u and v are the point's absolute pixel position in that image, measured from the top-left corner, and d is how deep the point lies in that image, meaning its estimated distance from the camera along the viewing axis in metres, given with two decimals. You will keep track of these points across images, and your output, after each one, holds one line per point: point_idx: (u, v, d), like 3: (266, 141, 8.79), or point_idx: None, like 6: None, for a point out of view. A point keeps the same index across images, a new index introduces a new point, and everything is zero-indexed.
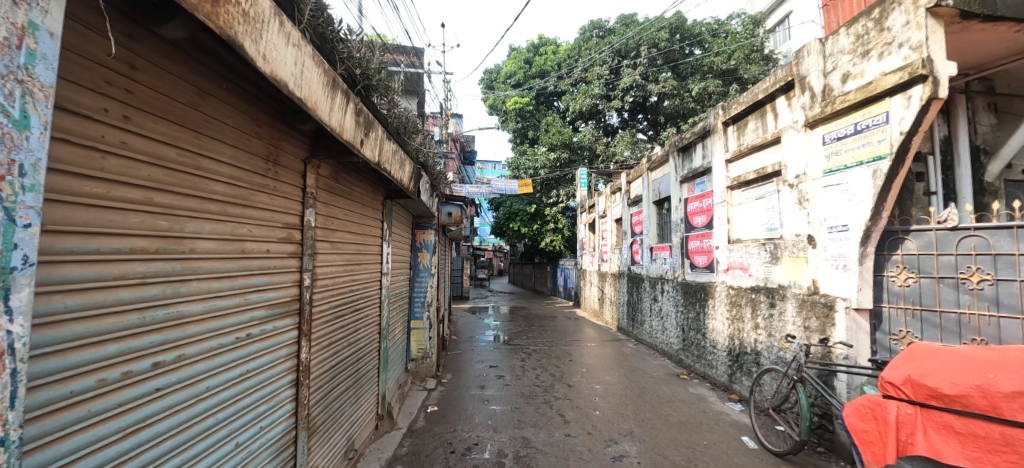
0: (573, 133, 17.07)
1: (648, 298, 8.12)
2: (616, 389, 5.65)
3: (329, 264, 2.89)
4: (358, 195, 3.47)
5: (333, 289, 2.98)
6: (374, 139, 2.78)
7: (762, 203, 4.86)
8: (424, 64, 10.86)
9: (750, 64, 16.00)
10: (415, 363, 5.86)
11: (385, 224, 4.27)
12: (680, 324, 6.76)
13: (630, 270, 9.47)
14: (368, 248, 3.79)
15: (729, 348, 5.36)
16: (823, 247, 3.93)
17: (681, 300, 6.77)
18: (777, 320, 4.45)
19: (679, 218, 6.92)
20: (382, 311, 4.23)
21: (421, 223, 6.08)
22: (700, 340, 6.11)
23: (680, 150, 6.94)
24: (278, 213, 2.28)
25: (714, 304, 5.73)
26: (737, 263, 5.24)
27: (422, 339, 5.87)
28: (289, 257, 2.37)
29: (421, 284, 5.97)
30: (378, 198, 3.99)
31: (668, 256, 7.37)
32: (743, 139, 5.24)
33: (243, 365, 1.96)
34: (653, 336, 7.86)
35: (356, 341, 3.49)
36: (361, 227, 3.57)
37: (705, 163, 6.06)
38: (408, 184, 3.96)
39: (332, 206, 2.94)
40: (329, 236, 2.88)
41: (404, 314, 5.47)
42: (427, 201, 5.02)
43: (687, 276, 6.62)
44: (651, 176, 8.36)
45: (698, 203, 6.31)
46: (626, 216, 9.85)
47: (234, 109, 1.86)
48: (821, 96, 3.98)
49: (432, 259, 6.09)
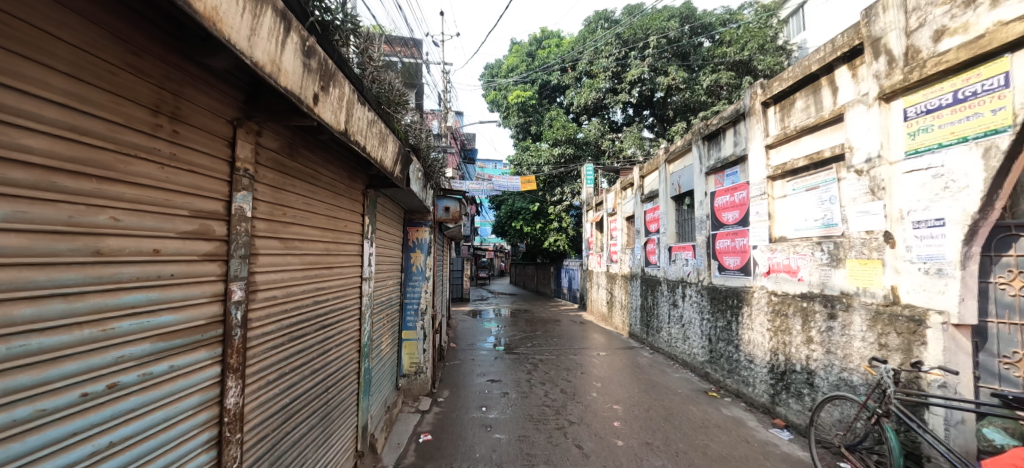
0: (578, 128, 16.33)
1: (666, 303, 7.38)
2: (638, 410, 4.90)
3: (280, 268, 2.13)
4: (327, 179, 2.70)
5: (288, 302, 2.23)
6: (337, 98, 2.03)
7: (815, 195, 4.11)
8: (421, 51, 10.05)
9: (765, 55, 15.30)
10: (406, 380, 5.11)
11: (368, 218, 3.50)
12: (706, 334, 6.00)
13: (644, 272, 8.71)
14: (343, 247, 3.03)
15: (771, 364, 4.61)
16: (905, 247, 3.19)
17: (707, 307, 6.02)
18: (839, 335, 3.70)
19: (704, 214, 6.17)
20: (365, 324, 3.48)
21: (414, 219, 5.26)
22: (732, 353, 5.36)
23: (706, 139, 6.17)
24: (185, 195, 1.53)
25: (750, 313, 4.98)
26: (781, 266, 4.48)
27: (415, 352, 5.12)
28: (203, 261, 1.61)
29: (414, 289, 5.20)
30: (356, 185, 3.23)
31: (691, 257, 6.60)
32: (790, 121, 4.48)
33: (100, 435, 1.23)
34: (672, 346, 7.10)
35: (327, 367, 2.75)
36: (331, 221, 2.81)
37: (737, 152, 5.32)
38: (393, 170, 3.20)
39: (285, 190, 2.19)
40: (278, 230, 2.12)
41: (393, 324, 4.71)
42: (419, 193, 4.28)
43: (715, 280, 5.87)
44: (669, 170, 7.58)
45: (729, 197, 5.56)
46: (638, 214, 9.08)
47: (71, 13, 1.13)
48: (903, 60, 3.23)
49: (426, 260, 5.30)
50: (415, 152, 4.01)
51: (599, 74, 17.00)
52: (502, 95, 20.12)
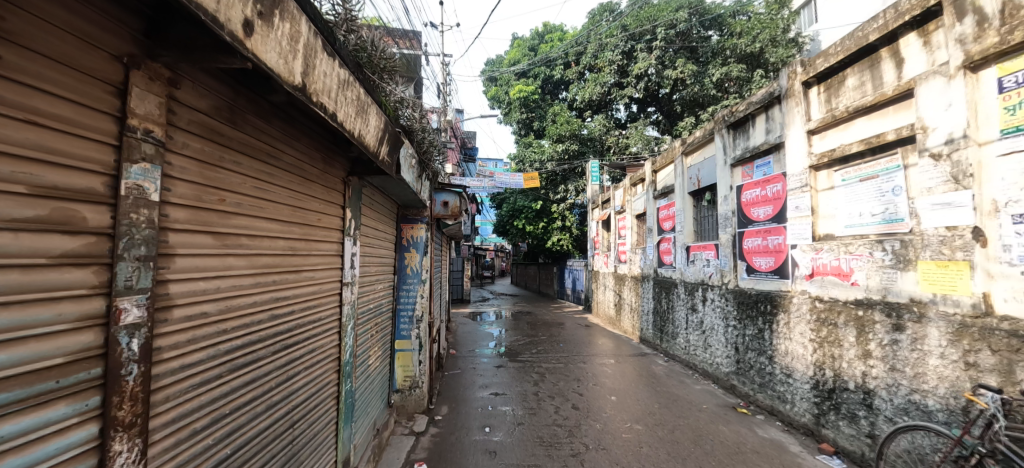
0: (582, 123, 15.74)
1: (683, 307, 6.81)
2: (662, 431, 4.34)
3: (214, 273, 1.57)
4: (293, 160, 2.14)
5: (227, 320, 1.65)
6: (287, 37, 1.45)
7: (874, 186, 3.54)
8: (420, 40, 9.51)
9: (777, 47, 14.82)
10: (400, 395, 4.54)
11: (350, 212, 2.93)
12: (732, 342, 5.42)
13: (657, 273, 8.14)
14: (317, 247, 2.47)
15: (814, 380, 4.03)
16: (1002, 246, 2.63)
17: (732, 313, 5.44)
18: (908, 350, 3.14)
19: (729, 210, 5.60)
20: (347, 338, 2.91)
21: (409, 215, 4.68)
22: (765, 365, 4.78)
23: (732, 127, 5.59)
24: (22, 159, 1.00)
25: (787, 321, 4.40)
26: (828, 268, 3.90)
27: (409, 364, 4.54)
28: (56, 266, 1.05)
29: (408, 294, 4.62)
30: (334, 171, 2.67)
31: (714, 257, 6.01)
32: (840, 101, 3.90)
33: None
34: (691, 354, 6.52)
35: (293, 397, 2.19)
36: (301, 214, 2.25)
37: (771, 139, 4.75)
38: (380, 152, 2.63)
39: (224, 168, 1.63)
40: (211, 222, 1.55)
41: (384, 334, 4.14)
42: (413, 183, 3.70)
43: (742, 283, 5.29)
44: (686, 163, 7.00)
45: (760, 191, 4.98)
46: (650, 211, 8.49)
47: None
48: (998, 19, 2.67)
49: (423, 261, 4.70)
50: (408, 136, 3.44)
51: (604, 67, 16.46)
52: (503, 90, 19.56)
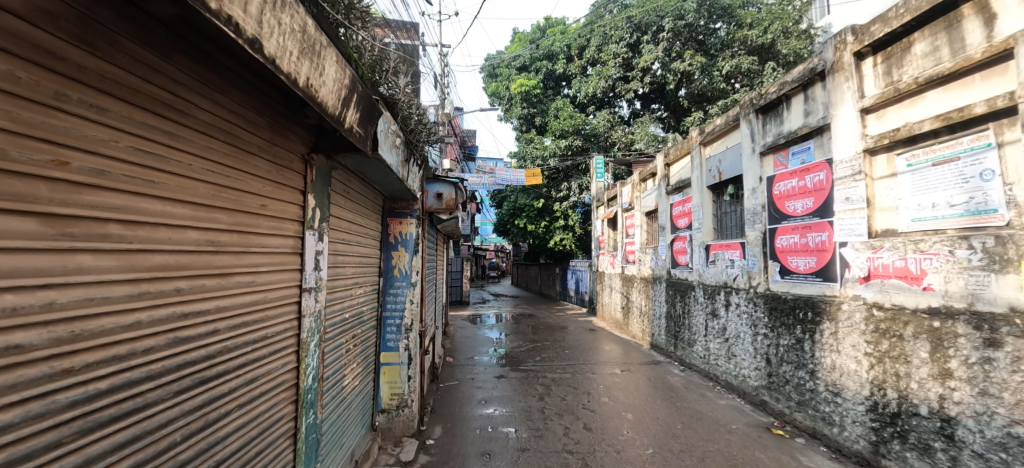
0: (586, 118, 15.12)
1: (702, 312, 6.19)
2: (690, 458, 3.72)
3: (37, 281, 0.99)
4: (215, 118, 1.55)
5: (77, 354, 1.08)
6: None
7: (953, 170, 2.97)
8: (416, 27, 8.96)
9: (788, 38, 14.29)
10: (386, 416, 3.93)
11: (314, 199, 2.33)
12: (762, 353, 4.81)
13: (670, 274, 7.53)
14: (262, 241, 1.88)
15: (871, 401, 3.44)
16: None
17: (762, 320, 4.82)
18: (1009, 371, 2.56)
19: (758, 204, 4.99)
20: (311, 358, 2.31)
21: (396, 208, 4.06)
22: (805, 381, 4.17)
23: (761, 111, 4.98)
24: None
25: (835, 331, 3.79)
26: (890, 270, 3.29)
27: (397, 381, 3.94)
28: None
29: (396, 300, 4.01)
30: (290, 143, 2.07)
31: (739, 257, 5.39)
32: (905, 73, 3.32)
33: None
34: (711, 363, 5.91)
35: (220, 448, 1.60)
36: (233, 196, 1.65)
37: (812, 121, 4.16)
38: (349, 120, 2.02)
39: (70, 111, 1.06)
40: (33, 198, 0.98)
41: (367, 347, 3.53)
42: (399, 168, 3.10)
43: (775, 286, 4.68)
44: (704, 154, 6.38)
45: (797, 182, 4.37)
46: (662, 208, 7.87)
47: None
48: None
49: (413, 261, 4.09)
50: (392, 110, 2.84)
51: (608, 61, 15.88)
52: (505, 86, 18.95)
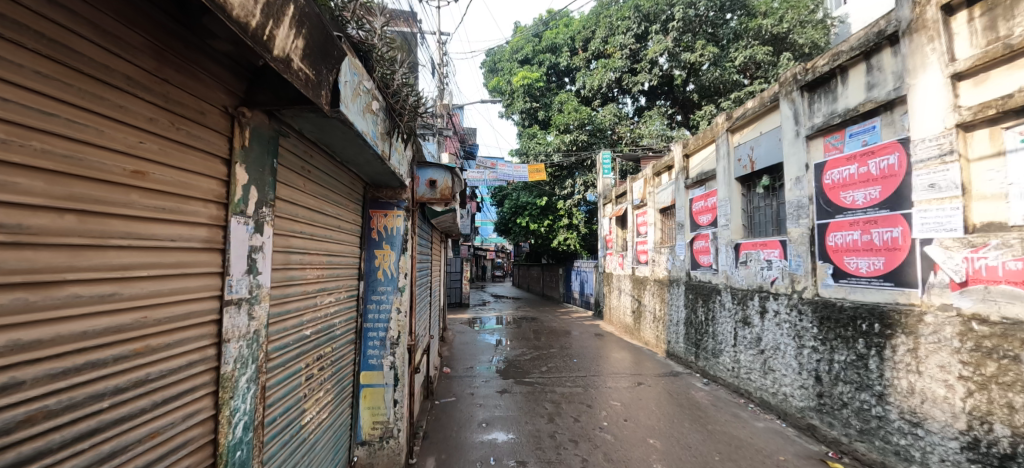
0: (592, 113, 14.44)
1: (730, 319, 5.51)
2: None
3: None
4: (12, 9, 0.95)
5: None
6: None
7: None
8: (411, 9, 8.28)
9: (803, 28, 13.65)
10: (367, 450, 3.25)
11: (247, 172, 1.64)
12: (808, 369, 4.12)
13: (688, 276, 6.84)
14: (137, 229, 1.19)
15: (969, 437, 2.79)
16: None
17: (809, 330, 4.13)
18: None
19: (802, 196, 4.30)
20: (242, 399, 1.62)
21: (380, 197, 3.37)
22: (870, 406, 3.48)
23: (808, 88, 4.29)
24: None
25: (914, 347, 3.12)
26: (999, 274, 2.63)
27: (379, 406, 3.26)
28: None
29: (379, 309, 3.32)
30: (198, 84, 1.40)
31: (778, 257, 4.70)
32: (1017, 25, 2.67)
33: None
34: (741, 377, 5.24)
35: None
36: (56, 149, 1.01)
37: (880, 95, 3.49)
38: (282, 46, 1.33)
39: None
40: None
41: (342, 368, 2.85)
42: (377, 143, 2.40)
43: (825, 292, 4.00)
44: (732, 141, 5.68)
45: (858, 168, 3.68)
46: (680, 203, 7.18)
47: None
48: None
49: (401, 262, 3.40)
50: (363, 61, 2.15)
51: (614, 53, 15.21)
52: (505, 80, 18.22)
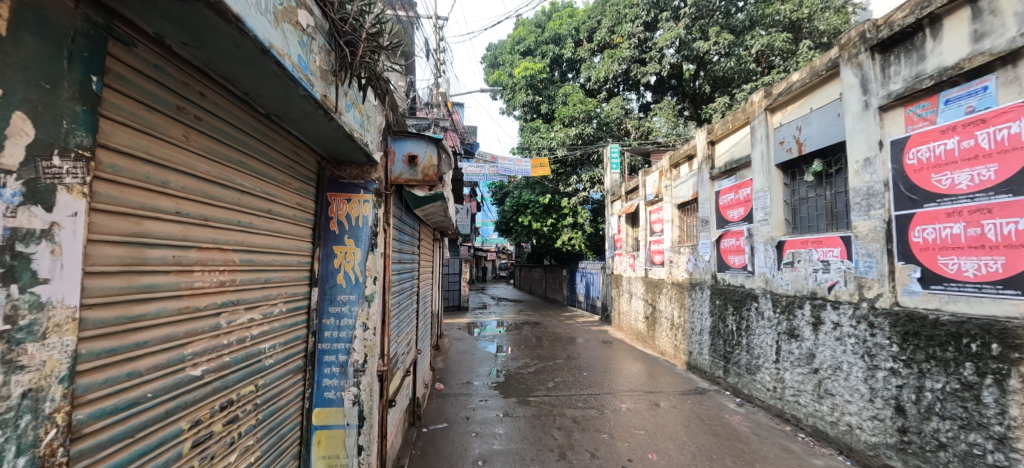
0: (598, 105, 13.62)
1: (770, 330, 4.68)
2: None
3: None
4: None
5: None
6: None
7: None
8: None
9: (824, 14, 12.72)
10: None
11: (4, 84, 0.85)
12: (884, 397, 3.30)
13: (715, 278, 6.01)
14: None
15: None
16: None
17: (884, 349, 3.31)
18: None
19: (871, 181, 3.48)
20: None
21: (342, 177, 2.56)
22: (982, 451, 2.69)
23: (880, 48, 3.48)
24: None
25: None
26: None
27: (338, 455, 2.45)
28: None
29: (339, 326, 2.50)
30: None
31: (837, 257, 3.88)
32: None
33: None
34: (784, 399, 4.42)
35: None
36: None
37: (998, 45, 2.71)
38: None
39: None
40: None
41: (280, 410, 2.04)
42: (312, 81, 1.59)
43: (908, 300, 3.19)
44: (772, 122, 4.86)
45: (962, 142, 2.87)
46: (704, 196, 6.35)
47: None
48: None
49: (369, 262, 2.59)
50: None
51: (622, 42, 14.36)
52: (507, 72, 17.37)
